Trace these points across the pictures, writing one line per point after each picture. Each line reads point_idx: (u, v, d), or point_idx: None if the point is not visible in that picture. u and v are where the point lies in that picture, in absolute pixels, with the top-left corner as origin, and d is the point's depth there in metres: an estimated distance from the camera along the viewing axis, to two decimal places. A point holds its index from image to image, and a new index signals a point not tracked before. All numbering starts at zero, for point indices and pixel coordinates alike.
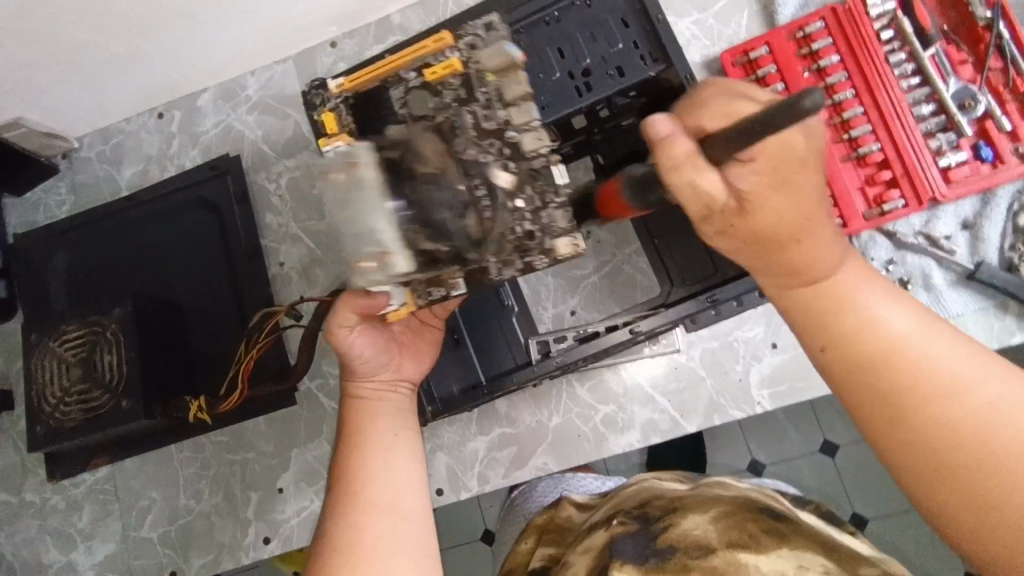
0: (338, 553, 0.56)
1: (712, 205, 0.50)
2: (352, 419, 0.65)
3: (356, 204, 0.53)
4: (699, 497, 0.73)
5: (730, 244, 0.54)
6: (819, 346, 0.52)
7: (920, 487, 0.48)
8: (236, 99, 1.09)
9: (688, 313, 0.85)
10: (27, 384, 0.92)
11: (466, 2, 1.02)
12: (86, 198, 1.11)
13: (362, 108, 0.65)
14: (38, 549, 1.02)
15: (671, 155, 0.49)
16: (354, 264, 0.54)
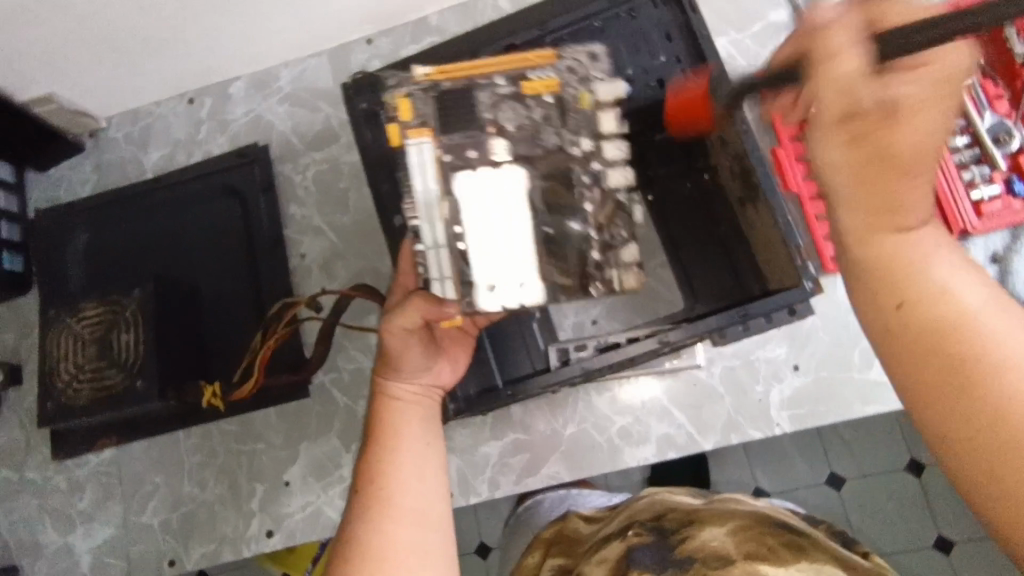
0: (361, 559, 0.54)
1: (859, 103, 0.37)
2: (387, 418, 0.63)
3: (503, 227, 0.53)
4: (717, 510, 0.73)
5: (843, 163, 0.39)
6: (897, 302, 0.41)
7: (980, 473, 0.40)
8: (268, 89, 1.09)
9: (719, 326, 0.77)
10: (42, 359, 0.91)
11: (505, 8, 1.03)
12: (110, 178, 1.11)
13: (443, 103, 0.54)
14: (35, 528, 1.01)
15: (836, 40, 0.38)
16: (491, 286, 0.53)
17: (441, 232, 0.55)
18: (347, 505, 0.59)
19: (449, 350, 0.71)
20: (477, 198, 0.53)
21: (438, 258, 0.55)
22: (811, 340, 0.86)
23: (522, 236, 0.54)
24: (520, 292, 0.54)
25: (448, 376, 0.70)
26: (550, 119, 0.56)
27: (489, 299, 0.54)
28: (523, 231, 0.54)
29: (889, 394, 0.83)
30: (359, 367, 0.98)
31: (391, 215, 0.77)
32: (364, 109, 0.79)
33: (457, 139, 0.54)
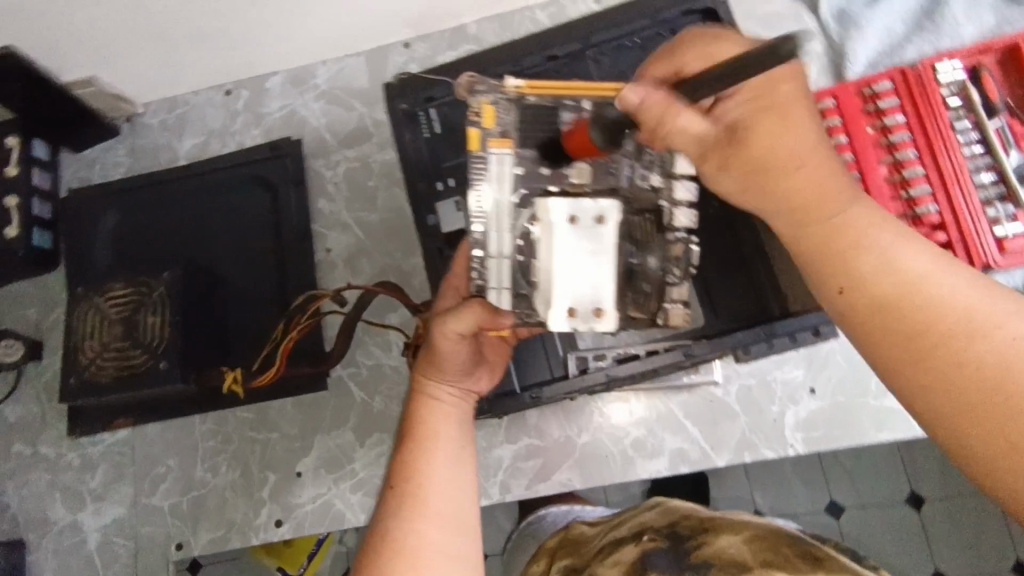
0: (397, 557, 0.56)
1: (705, 141, 0.51)
2: (425, 420, 0.65)
3: (580, 254, 0.60)
4: (731, 520, 0.75)
5: (734, 187, 0.52)
6: (838, 288, 0.47)
7: (946, 420, 0.43)
8: (305, 85, 1.11)
9: (745, 341, 0.83)
10: (67, 336, 0.92)
11: (542, 22, 1.05)
12: (143, 162, 1.12)
13: (527, 117, 0.59)
14: (44, 504, 1.01)
15: (652, 115, 0.51)
16: (569, 309, 0.59)
17: (508, 243, 0.60)
18: (382, 501, 0.61)
19: (487, 359, 0.74)
20: (568, 225, 0.60)
21: (501, 268, 0.61)
22: (829, 363, 0.87)
23: (604, 267, 0.60)
24: (597, 319, 0.59)
25: (483, 383, 0.72)
26: (628, 153, 0.62)
27: (565, 321, 0.59)
28: (606, 262, 0.60)
29: (903, 421, 0.84)
30: (378, 364, 0.99)
31: (425, 213, 0.79)
32: (405, 110, 0.81)
33: (535, 158, 0.60)
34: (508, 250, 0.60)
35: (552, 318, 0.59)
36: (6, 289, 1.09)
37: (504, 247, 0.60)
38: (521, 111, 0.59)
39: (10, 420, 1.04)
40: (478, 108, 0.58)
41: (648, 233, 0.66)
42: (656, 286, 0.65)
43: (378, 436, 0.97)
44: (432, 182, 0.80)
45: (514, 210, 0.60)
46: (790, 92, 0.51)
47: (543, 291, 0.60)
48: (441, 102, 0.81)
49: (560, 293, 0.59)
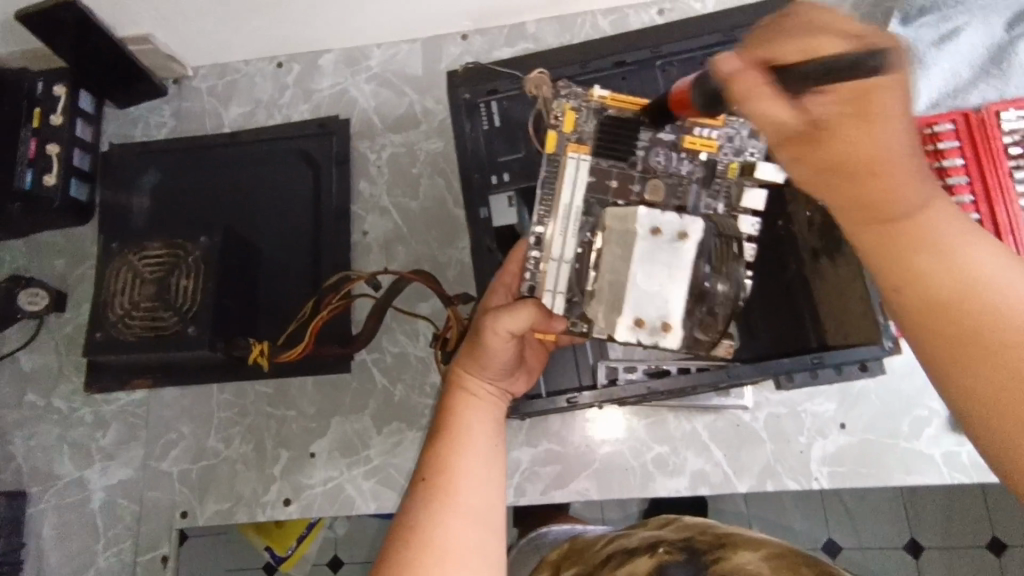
0: (424, 552, 0.53)
1: (785, 131, 0.47)
2: (458, 415, 0.63)
3: (659, 265, 0.59)
4: (749, 538, 0.71)
5: (803, 176, 0.48)
6: (892, 289, 0.44)
7: (994, 429, 0.39)
8: (358, 66, 1.09)
9: (790, 369, 0.75)
10: (97, 290, 0.91)
11: (604, 28, 1.03)
12: (187, 126, 1.11)
13: (606, 128, 0.65)
14: (51, 457, 1.00)
15: (740, 88, 0.47)
16: (637, 319, 0.59)
17: (570, 249, 0.64)
18: (411, 494, 0.58)
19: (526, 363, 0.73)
20: (648, 234, 0.60)
21: (558, 271, 0.64)
22: (862, 401, 0.86)
23: (678, 284, 0.59)
24: (663, 334, 0.59)
25: (519, 387, 0.71)
26: (697, 176, 0.66)
27: (628, 331, 0.59)
28: (680, 279, 0.59)
29: (932, 467, 0.83)
30: (403, 352, 0.98)
31: (477, 206, 0.79)
32: (466, 100, 0.81)
33: (607, 168, 0.65)
34: (569, 254, 0.64)
35: (618, 327, 0.59)
36: (35, 237, 1.08)
37: (567, 252, 0.64)
38: (602, 118, 0.65)
39: (26, 369, 1.03)
40: (562, 107, 0.66)
41: (721, 261, 0.63)
42: (724, 315, 0.62)
43: (396, 425, 0.96)
44: (487, 175, 0.80)
45: (580, 220, 0.64)
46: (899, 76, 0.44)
47: (606, 299, 0.61)
48: (503, 95, 0.81)
49: (629, 301, 0.59)
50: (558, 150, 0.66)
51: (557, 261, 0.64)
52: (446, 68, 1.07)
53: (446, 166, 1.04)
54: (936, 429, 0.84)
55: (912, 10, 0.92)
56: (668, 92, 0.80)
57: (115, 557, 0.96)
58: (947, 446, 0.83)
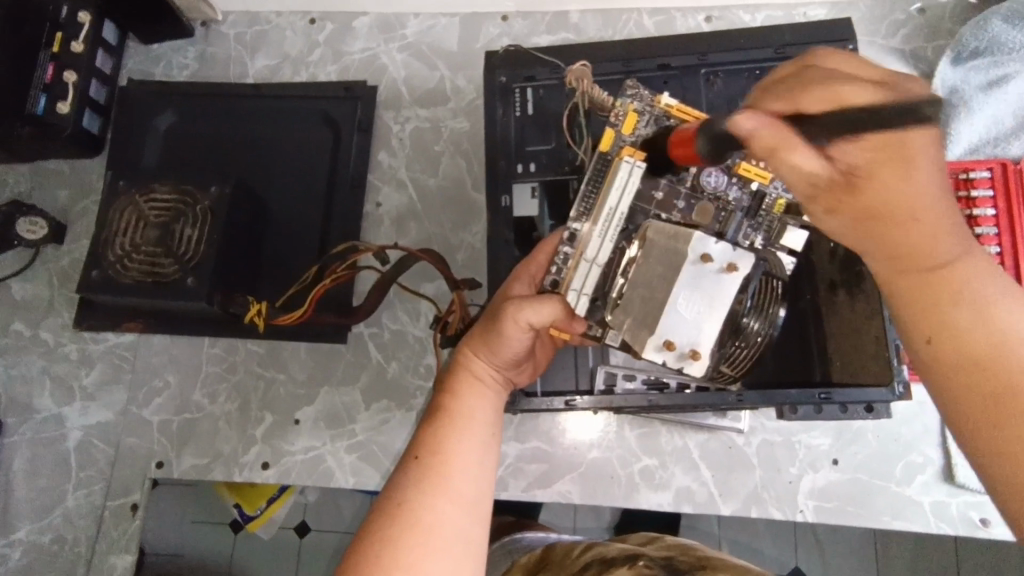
0: (408, 531, 0.52)
1: (817, 183, 0.48)
2: (459, 398, 0.61)
3: (699, 293, 0.59)
4: (731, 563, 0.69)
5: (841, 226, 0.50)
6: (925, 335, 0.44)
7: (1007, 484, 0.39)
8: (392, 33, 1.07)
9: (796, 400, 0.73)
10: (98, 227, 0.89)
11: (647, 28, 1.01)
12: (210, 70, 1.08)
13: (664, 137, 0.66)
14: (32, 390, 0.98)
15: (764, 144, 0.47)
16: (668, 343, 0.59)
17: (604, 251, 0.63)
18: (401, 469, 0.57)
19: (535, 357, 0.71)
20: (696, 260, 0.60)
21: (588, 272, 0.63)
22: (858, 439, 0.85)
23: (716, 314, 0.59)
24: (690, 360, 0.59)
25: (522, 378, 0.70)
26: (743, 205, 0.66)
27: (656, 354, 0.59)
28: (719, 310, 0.59)
29: (918, 515, 0.82)
30: (401, 330, 0.96)
31: (500, 193, 0.77)
32: (501, 83, 0.79)
33: (655, 178, 0.65)
34: (602, 257, 0.63)
35: (646, 346, 0.59)
36: (41, 163, 1.05)
37: (602, 253, 0.63)
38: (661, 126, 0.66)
39: (17, 297, 1.01)
40: (624, 108, 0.67)
41: (760, 303, 0.62)
42: (752, 352, 0.62)
43: (385, 403, 0.94)
44: (514, 163, 0.78)
45: (624, 222, 0.64)
46: (921, 136, 0.45)
47: (636, 313, 0.60)
48: (540, 83, 0.79)
49: (664, 324, 0.59)
50: (612, 150, 0.66)
51: (588, 262, 0.63)
52: (482, 48, 1.04)
53: (469, 148, 1.01)
54: (927, 476, 0.83)
55: (964, 50, 0.90)
56: (710, 103, 0.78)
57: (85, 499, 0.94)
58: (937, 496, 0.82)
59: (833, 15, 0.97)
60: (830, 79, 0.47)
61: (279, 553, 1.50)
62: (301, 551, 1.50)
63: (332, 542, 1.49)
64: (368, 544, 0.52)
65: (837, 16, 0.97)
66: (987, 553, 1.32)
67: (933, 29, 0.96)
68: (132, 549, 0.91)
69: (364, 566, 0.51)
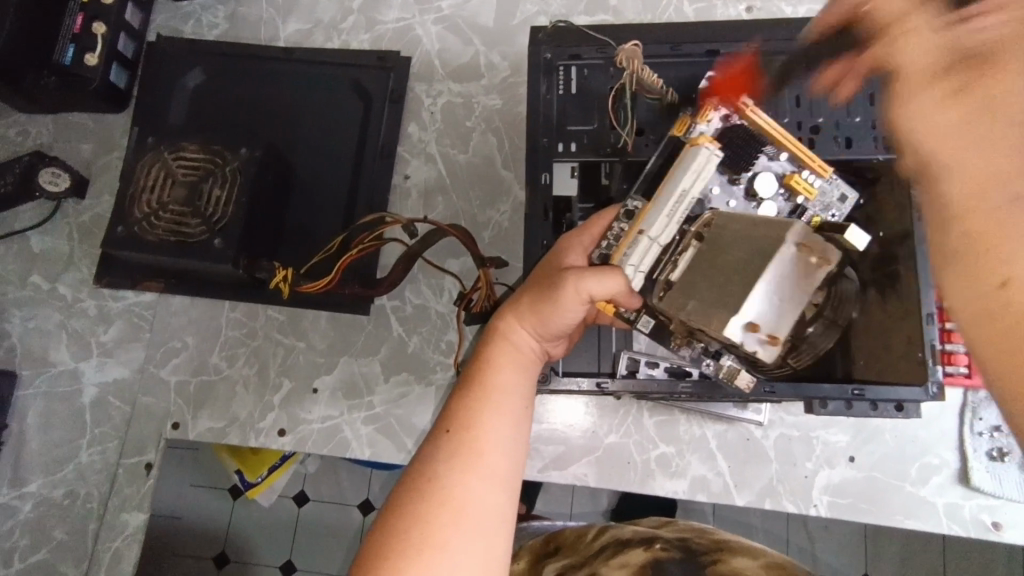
0: (434, 505, 0.52)
1: (926, 56, 0.42)
2: (492, 370, 0.62)
3: (787, 282, 0.58)
4: (749, 546, 0.70)
5: (931, 115, 0.40)
6: (1003, 276, 0.34)
7: None
8: (428, 5, 1.05)
9: (828, 396, 0.73)
10: (125, 183, 0.87)
11: (688, 13, 1.00)
12: (240, 31, 1.06)
13: (731, 132, 0.68)
14: (48, 343, 0.97)
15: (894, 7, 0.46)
16: (750, 325, 0.57)
17: (666, 233, 0.64)
18: (431, 443, 0.57)
19: (574, 331, 0.71)
20: (791, 250, 0.58)
21: (646, 249, 0.63)
22: (875, 438, 0.86)
23: (798, 304, 0.59)
24: (768, 345, 0.58)
25: (557, 352, 0.70)
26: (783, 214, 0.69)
27: (739, 333, 0.57)
28: (800, 300, 0.59)
29: (931, 515, 0.83)
30: (424, 305, 0.95)
31: (539, 171, 0.77)
32: (546, 60, 0.78)
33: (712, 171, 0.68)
34: (664, 238, 0.64)
35: (731, 323, 0.57)
36: (65, 115, 1.04)
37: (662, 234, 0.63)
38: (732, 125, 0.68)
39: (36, 250, 1.00)
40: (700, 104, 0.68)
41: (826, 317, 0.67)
42: (811, 352, 0.70)
43: (405, 376, 0.93)
44: (554, 141, 0.77)
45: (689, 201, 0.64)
46: None
47: (704, 297, 0.60)
48: (585, 62, 0.78)
49: (751, 302, 0.57)
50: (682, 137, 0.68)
51: (651, 240, 0.63)
52: (519, 25, 1.03)
53: (501, 125, 1.00)
54: (943, 478, 0.84)
55: None
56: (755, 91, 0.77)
57: (98, 456, 0.94)
58: (952, 498, 0.83)
59: None
60: None
61: (278, 520, 1.51)
62: (299, 520, 1.50)
63: (331, 513, 1.49)
64: (398, 521, 0.52)
65: None
66: (978, 557, 1.33)
67: None
68: (145, 507, 0.91)
69: (388, 541, 0.51)
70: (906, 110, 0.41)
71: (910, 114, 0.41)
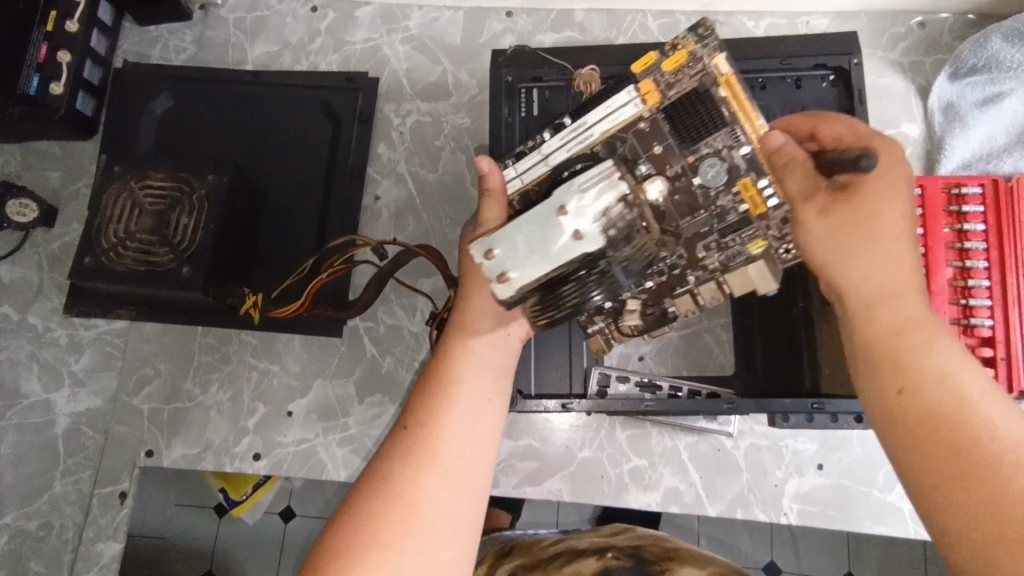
0: (393, 505, 0.56)
1: (816, 188, 0.61)
2: (448, 366, 0.65)
3: (549, 234, 0.58)
4: (694, 553, 0.84)
5: (824, 229, 0.60)
6: (898, 384, 0.53)
7: (930, 490, 0.48)
8: (395, 25, 1.06)
9: (789, 410, 0.76)
10: (92, 213, 0.87)
11: (652, 29, 1.01)
12: (208, 54, 1.06)
13: (698, 96, 0.62)
14: (20, 374, 0.97)
15: (785, 157, 0.61)
16: (487, 252, 0.59)
17: (558, 157, 0.64)
18: (390, 442, 0.61)
19: None
20: (556, 207, 0.58)
21: (535, 166, 0.65)
22: (843, 446, 0.87)
23: (554, 256, 0.58)
24: (497, 283, 0.59)
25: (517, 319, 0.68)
26: (724, 225, 0.63)
27: (478, 256, 0.60)
28: (557, 254, 0.58)
29: (898, 520, 0.85)
30: (397, 325, 0.96)
31: None
32: (508, 82, 0.80)
33: (664, 131, 0.62)
34: (553, 160, 0.64)
35: (475, 244, 0.60)
36: (32, 144, 1.03)
37: (555, 159, 0.64)
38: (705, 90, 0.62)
39: (4, 280, 0.99)
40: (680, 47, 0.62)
41: (653, 293, 0.67)
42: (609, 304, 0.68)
43: (378, 397, 0.94)
44: None
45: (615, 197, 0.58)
46: (895, 193, 0.60)
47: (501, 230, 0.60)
48: (546, 84, 0.80)
49: (503, 235, 0.59)
50: (638, 78, 0.62)
51: (541, 156, 0.65)
52: (486, 44, 1.03)
53: (470, 144, 1.01)
54: None
55: (963, 66, 0.92)
56: None
57: (72, 486, 0.94)
58: None
59: (835, 26, 0.98)
60: (835, 125, 0.66)
61: (261, 539, 1.50)
62: (282, 538, 1.49)
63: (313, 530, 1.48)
64: (352, 521, 0.56)
65: (838, 27, 0.98)
66: None
67: (932, 42, 0.97)
68: (119, 537, 0.91)
69: (345, 535, 0.55)
70: (809, 240, 0.61)
71: (810, 240, 0.61)
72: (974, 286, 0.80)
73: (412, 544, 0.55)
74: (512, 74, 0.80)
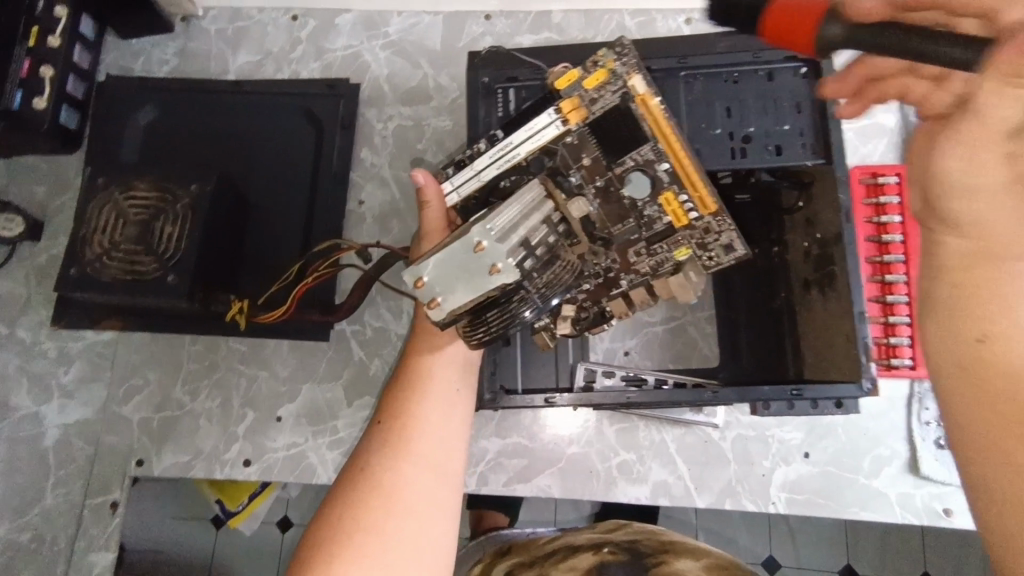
0: (370, 493, 0.57)
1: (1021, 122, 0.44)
2: (416, 361, 0.67)
3: (468, 269, 0.59)
4: (689, 545, 0.84)
5: (994, 167, 0.46)
6: (980, 335, 0.46)
7: (986, 451, 0.44)
8: (375, 31, 1.07)
9: (767, 398, 0.76)
10: (77, 224, 0.88)
11: (629, 28, 1.02)
12: (190, 65, 1.07)
13: (619, 112, 0.66)
14: (10, 389, 0.97)
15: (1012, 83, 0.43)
16: (417, 279, 0.59)
17: (490, 171, 0.67)
18: (366, 435, 0.62)
19: None
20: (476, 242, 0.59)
21: (468, 179, 0.68)
22: (828, 433, 0.88)
23: (477, 282, 0.59)
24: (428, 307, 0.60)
25: None
26: (649, 233, 0.70)
27: (410, 281, 0.60)
28: (478, 281, 0.59)
29: (885, 505, 0.85)
30: (383, 327, 0.97)
31: None
32: (484, 83, 0.80)
33: (591, 145, 0.68)
34: (486, 174, 0.67)
35: (409, 267, 0.60)
36: (18, 159, 1.04)
37: (487, 173, 0.67)
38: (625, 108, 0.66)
39: None
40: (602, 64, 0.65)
41: (591, 294, 0.73)
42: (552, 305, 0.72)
43: (367, 400, 0.94)
44: None
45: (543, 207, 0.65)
46: None
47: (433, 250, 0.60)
48: (522, 84, 0.81)
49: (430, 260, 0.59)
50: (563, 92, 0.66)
51: (474, 171, 0.67)
52: (465, 47, 1.05)
53: (452, 146, 1.02)
54: (893, 469, 0.86)
55: None
56: (688, 105, 0.79)
57: (64, 497, 0.94)
58: (903, 488, 0.86)
59: None
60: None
61: (258, 547, 1.50)
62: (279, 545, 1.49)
63: None
64: (331, 512, 0.57)
65: None
66: (955, 539, 1.33)
67: None
68: (113, 546, 0.91)
69: (328, 532, 0.55)
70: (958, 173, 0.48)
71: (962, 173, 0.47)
72: (892, 281, 0.88)
73: (393, 529, 0.56)
74: (487, 76, 0.81)
